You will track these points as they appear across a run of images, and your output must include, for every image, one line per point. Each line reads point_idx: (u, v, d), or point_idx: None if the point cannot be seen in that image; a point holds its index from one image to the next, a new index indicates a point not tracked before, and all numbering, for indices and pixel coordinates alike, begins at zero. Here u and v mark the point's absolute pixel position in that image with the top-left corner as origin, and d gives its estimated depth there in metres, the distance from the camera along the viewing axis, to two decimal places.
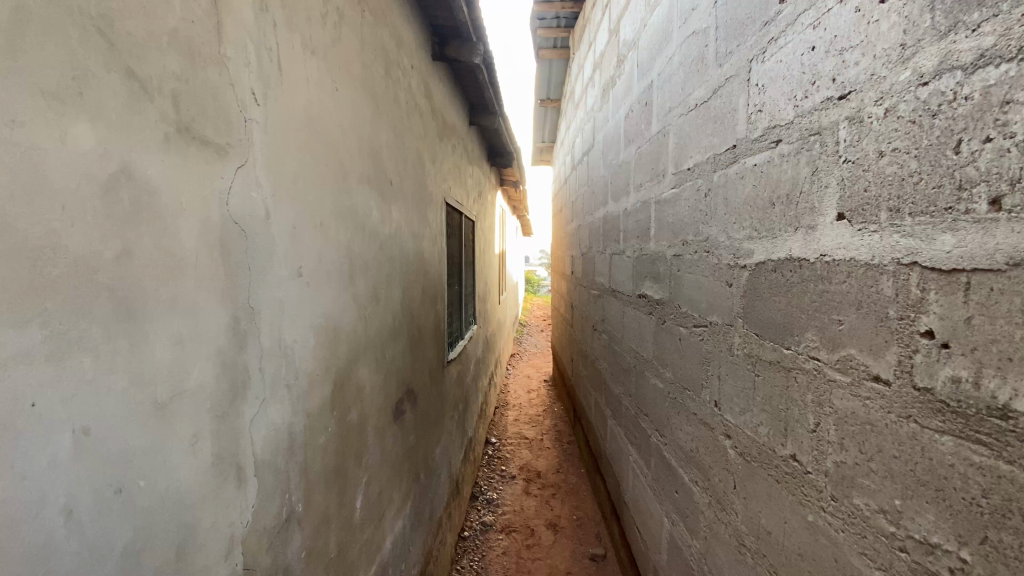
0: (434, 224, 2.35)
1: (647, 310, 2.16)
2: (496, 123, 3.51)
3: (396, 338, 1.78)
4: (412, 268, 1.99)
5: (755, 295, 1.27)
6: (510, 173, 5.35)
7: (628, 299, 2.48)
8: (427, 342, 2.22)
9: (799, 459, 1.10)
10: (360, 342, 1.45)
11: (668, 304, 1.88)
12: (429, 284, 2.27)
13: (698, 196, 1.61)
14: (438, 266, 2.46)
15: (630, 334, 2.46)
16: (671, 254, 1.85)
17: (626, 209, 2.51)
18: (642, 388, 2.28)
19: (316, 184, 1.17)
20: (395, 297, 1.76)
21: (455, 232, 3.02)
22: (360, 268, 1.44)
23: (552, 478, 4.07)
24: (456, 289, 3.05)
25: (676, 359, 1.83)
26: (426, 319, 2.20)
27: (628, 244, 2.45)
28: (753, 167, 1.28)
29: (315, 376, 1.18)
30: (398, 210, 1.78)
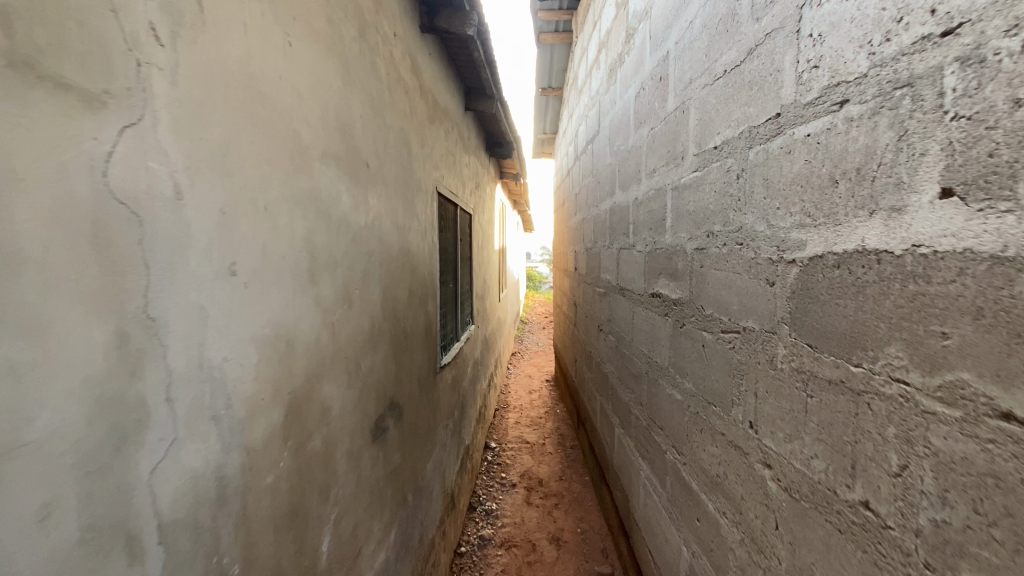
0: (424, 216, 2.10)
1: (662, 311, 1.90)
2: (494, 107, 3.25)
3: (377, 345, 1.53)
4: (397, 265, 1.74)
5: (808, 296, 1.02)
6: (509, 165, 5.09)
7: (639, 299, 2.23)
8: (416, 348, 1.98)
9: (874, 509, 0.87)
10: (327, 353, 1.20)
11: (689, 305, 1.63)
12: (419, 282, 2.02)
13: (728, 179, 1.35)
14: (430, 263, 2.21)
15: (641, 337, 2.20)
16: (692, 247, 1.59)
17: (636, 199, 2.25)
18: (655, 398, 2.03)
19: (258, 159, 0.93)
20: (375, 299, 1.52)
21: (450, 225, 2.76)
22: (326, 264, 1.19)
23: (554, 486, 3.84)
24: (451, 287, 2.80)
25: (698, 369, 1.58)
26: (414, 322, 1.95)
27: (639, 238, 2.19)
28: (806, 137, 1.03)
29: (260, 400, 0.93)
30: (379, 197, 1.53)
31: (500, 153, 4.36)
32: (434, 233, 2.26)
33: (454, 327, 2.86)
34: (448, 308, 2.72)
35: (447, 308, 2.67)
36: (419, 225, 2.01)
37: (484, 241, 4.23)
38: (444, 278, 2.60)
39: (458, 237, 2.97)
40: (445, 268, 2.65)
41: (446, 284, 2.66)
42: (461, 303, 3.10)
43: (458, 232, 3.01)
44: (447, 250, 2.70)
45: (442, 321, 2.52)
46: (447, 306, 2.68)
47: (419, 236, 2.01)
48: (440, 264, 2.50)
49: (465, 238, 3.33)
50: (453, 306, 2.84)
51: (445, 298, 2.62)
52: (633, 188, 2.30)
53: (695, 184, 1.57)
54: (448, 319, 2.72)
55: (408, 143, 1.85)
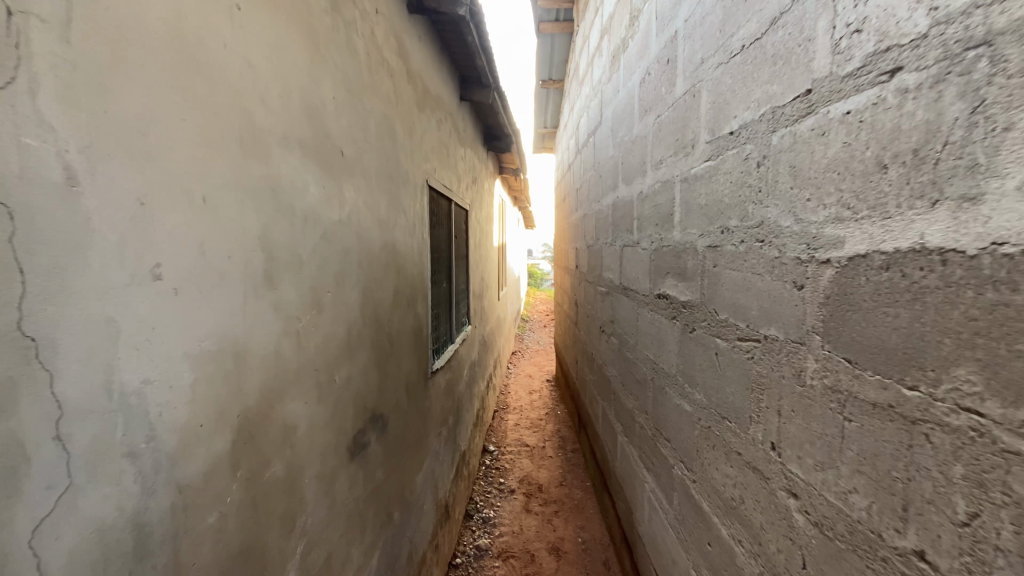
0: (414, 211, 1.95)
1: (669, 314, 1.75)
2: (491, 98, 3.10)
3: (356, 353, 1.38)
4: (382, 264, 1.59)
5: (846, 303, 0.87)
6: (508, 159, 4.93)
7: (644, 300, 2.07)
8: (405, 354, 1.83)
9: (932, 561, 0.72)
10: (292, 366, 1.06)
11: (700, 309, 1.48)
12: (408, 282, 1.87)
13: (747, 168, 1.19)
14: (421, 261, 2.06)
15: (646, 341, 2.05)
16: (704, 245, 1.44)
17: (641, 193, 2.08)
18: (661, 407, 1.88)
19: (196, 141, 0.78)
20: (353, 302, 1.37)
21: (443, 222, 2.61)
22: (290, 264, 1.04)
23: (554, 492, 3.69)
24: (445, 286, 2.65)
25: (710, 379, 1.42)
26: (403, 326, 1.80)
27: (645, 235, 2.03)
28: (846, 115, 0.87)
29: (199, 426, 0.79)
30: (358, 190, 1.38)
31: (498, 147, 4.20)
32: (424, 229, 2.11)
33: (448, 329, 2.71)
34: (442, 309, 2.56)
35: (440, 309, 2.52)
36: (408, 220, 1.86)
37: (482, 238, 4.07)
38: (437, 278, 2.44)
39: (452, 234, 2.82)
40: (438, 266, 2.49)
41: (439, 283, 2.51)
42: (456, 303, 2.95)
43: (453, 229, 2.86)
44: (441, 247, 2.54)
45: (434, 323, 2.37)
46: (440, 307, 2.52)
47: (408, 232, 1.86)
48: (432, 263, 2.35)
49: (461, 234, 3.17)
50: (448, 307, 2.68)
51: (438, 298, 2.47)
52: (638, 181, 2.14)
53: (708, 174, 1.41)
54: (442, 321, 2.57)
55: (394, 131, 1.70)
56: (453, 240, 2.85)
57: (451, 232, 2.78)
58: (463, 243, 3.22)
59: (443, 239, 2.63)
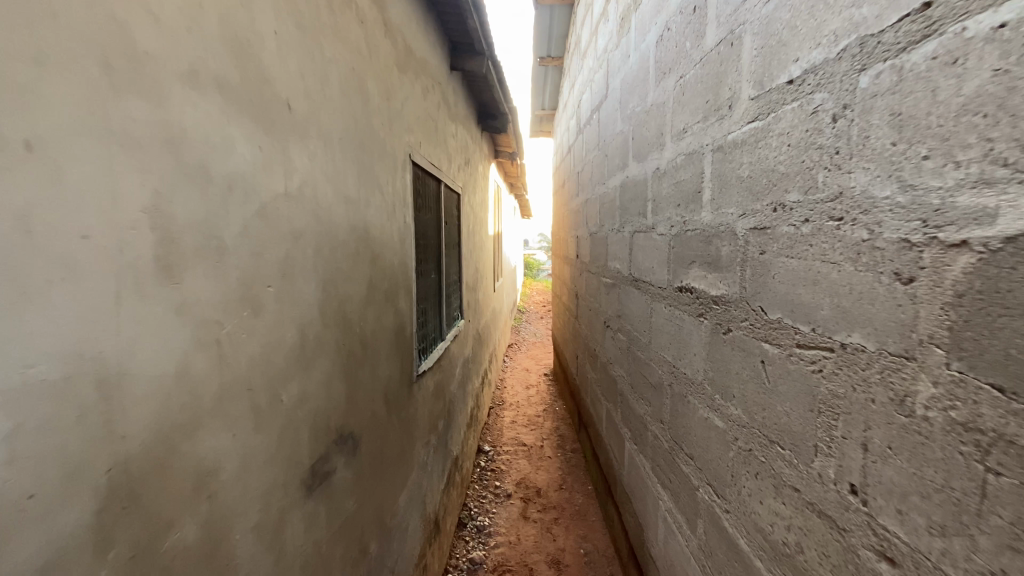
0: (396, 190, 1.66)
1: (694, 311, 1.47)
2: (485, 68, 2.78)
3: (315, 363, 1.10)
4: (354, 253, 1.30)
5: (996, 305, 0.60)
6: (505, 142, 4.61)
7: (662, 294, 1.79)
8: (384, 358, 1.55)
9: None
10: (210, 390, 0.77)
11: (741, 306, 1.20)
12: (389, 272, 1.57)
13: (816, 124, 0.91)
14: (406, 249, 1.77)
15: (664, 341, 1.76)
16: (747, 227, 1.15)
17: (659, 170, 1.79)
18: (682, 418, 1.60)
19: (10, 54, 0.50)
20: (310, 298, 1.08)
21: (432, 205, 2.30)
22: (203, 250, 0.76)
23: (554, 497, 3.41)
24: (434, 277, 2.35)
25: (755, 393, 1.14)
26: (380, 325, 1.51)
27: (663, 217, 1.74)
28: (1001, 30, 0.59)
29: (24, 500, 0.51)
30: (315, 157, 1.09)
31: (493, 127, 3.88)
32: (408, 211, 1.82)
33: (439, 325, 2.42)
34: (431, 302, 2.27)
35: (429, 302, 2.22)
36: (388, 200, 1.57)
37: (476, 225, 3.77)
38: (424, 267, 2.15)
39: (443, 219, 2.52)
40: (426, 255, 2.19)
41: (427, 273, 2.21)
42: (448, 296, 2.65)
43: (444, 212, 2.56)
44: (429, 233, 2.24)
45: (422, 319, 2.08)
46: (429, 300, 2.23)
47: (389, 215, 1.57)
48: (418, 250, 2.05)
49: (453, 220, 2.88)
50: (438, 299, 2.39)
51: (425, 290, 2.17)
52: (654, 156, 1.85)
53: (754, 139, 1.12)
54: (432, 316, 2.27)
55: (366, 91, 1.40)
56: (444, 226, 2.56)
57: (441, 217, 2.48)
58: (455, 229, 2.91)
59: (432, 224, 2.33)
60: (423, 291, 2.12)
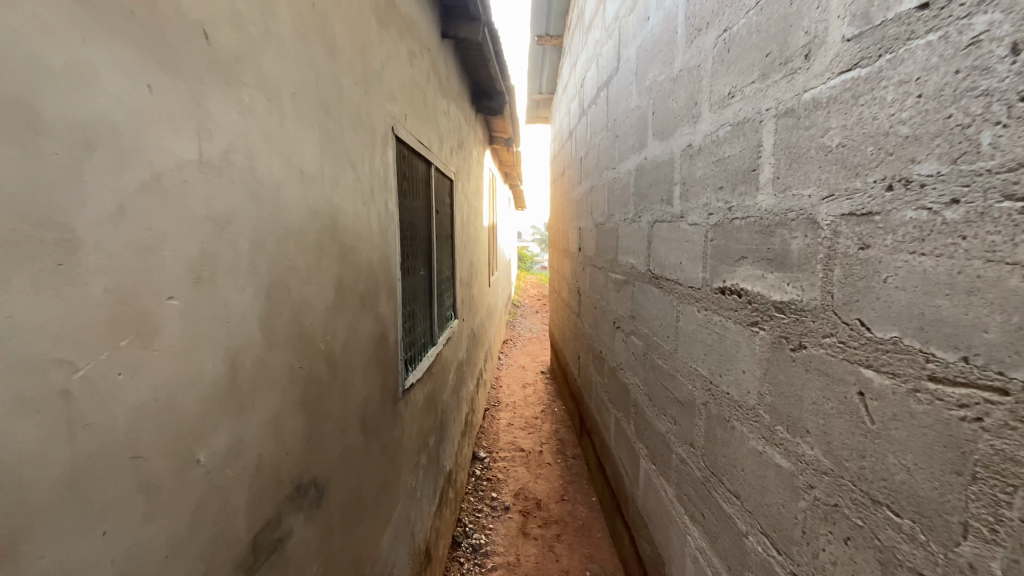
0: (376, 169, 1.34)
1: (744, 319, 1.18)
2: (480, 36, 2.45)
3: (255, 400, 0.79)
4: (316, 248, 0.99)
5: None
6: (500, 126, 4.27)
7: (692, 294, 1.48)
8: (360, 378, 1.24)
9: None
10: (50, 474, 0.47)
11: (824, 317, 0.90)
12: (366, 271, 1.26)
13: (981, 61, 0.63)
14: (390, 243, 1.46)
15: (695, 351, 1.46)
16: (837, 213, 0.86)
17: (691, 147, 1.48)
18: (723, 446, 1.30)
19: None
20: (246, 311, 0.77)
21: (420, 191, 1.98)
22: (29, 244, 0.45)
23: (556, 510, 3.08)
24: (423, 273, 2.03)
25: (842, 433, 0.86)
26: (355, 337, 1.21)
27: (695, 204, 1.44)
28: None
29: None
30: (253, 114, 0.78)
31: (487, 109, 3.55)
32: (393, 196, 1.51)
33: (431, 328, 2.10)
34: (420, 303, 1.95)
35: (418, 303, 1.91)
36: (365, 181, 1.26)
37: (470, 216, 3.45)
38: (412, 262, 1.83)
39: (433, 207, 2.20)
40: (413, 248, 1.88)
41: (415, 268, 1.89)
42: (439, 295, 2.34)
43: (435, 200, 2.23)
44: (417, 222, 1.92)
45: (409, 323, 1.76)
46: (418, 300, 1.91)
47: (366, 200, 1.26)
48: (404, 242, 1.73)
49: (445, 208, 2.55)
50: (429, 299, 2.08)
51: (414, 288, 1.85)
52: (684, 131, 1.54)
53: (853, 93, 0.83)
54: (422, 319, 1.96)
55: (333, 38, 1.09)
56: (435, 215, 2.23)
57: (432, 205, 2.16)
58: (447, 219, 2.59)
59: (421, 213, 2.00)
60: (410, 291, 1.80)
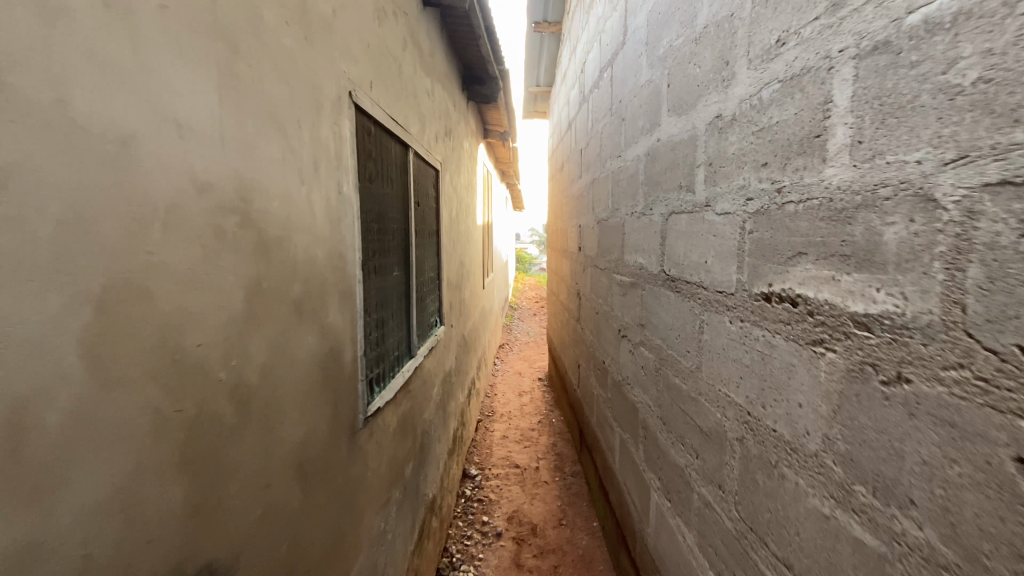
0: (327, 142, 1.05)
1: (802, 336, 0.89)
2: (467, 5, 2.15)
3: (72, 473, 0.50)
4: (216, 237, 0.70)
5: None
6: (495, 117, 3.97)
7: (721, 301, 1.17)
8: (296, 409, 0.95)
9: None
10: None
11: (945, 341, 0.62)
12: (307, 271, 0.97)
13: None
14: (348, 237, 1.17)
15: (728, 371, 1.15)
16: (975, 183, 0.57)
17: (720, 118, 1.18)
18: (768, 498, 1.00)
19: None
20: (50, 335, 0.48)
21: (396, 177, 1.68)
22: None
23: (553, 537, 2.73)
24: (399, 273, 1.73)
25: (978, 511, 0.59)
26: (289, 358, 0.92)
27: (727, 189, 1.14)
28: None
29: None
30: (73, 23, 0.50)
31: (480, 96, 3.24)
32: (354, 179, 1.21)
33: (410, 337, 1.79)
34: (395, 309, 1.65)
35: (392, 309, 1.61)
36: (307, 154, 0.97)
37: (462, 212, 3.14)
38: (382, 259, 1.53)
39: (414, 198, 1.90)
40: (386, 243, 1.57)
41: (388, 268, 1.59)
42: (421, 299, 2.04)
43: (415, 189, 1.93)
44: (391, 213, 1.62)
45: (377, 334, 1.46)
46: (391, 305, 1.61)
47: (309, 179, 0.97)
48: (373, 236, 1.43)
49: (429, 201, 2.24)
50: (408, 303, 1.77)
51: (385, 291, 1.55)
52: (711, 100, 1.24)
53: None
54: (397, 328, 1.66)
55: None
56: (415, 207, 1.93)
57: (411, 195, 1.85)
58: (432, 213, 2.29)
59: (398, 203, 1.70)
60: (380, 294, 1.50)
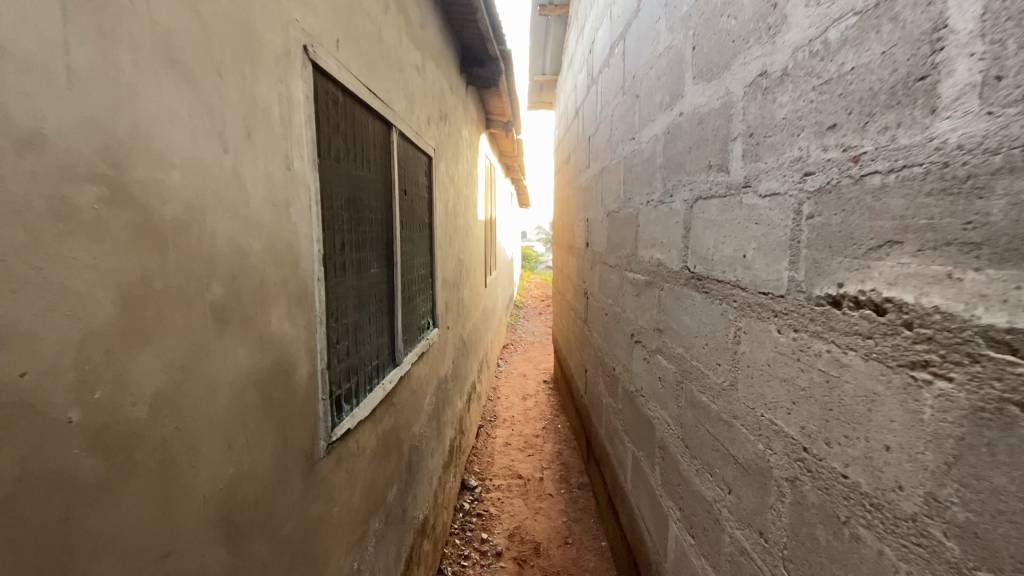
0: (269, 104, 0.83)
1: (893, 356, 0.65)
2: None
3: None
4: (61, 215, 0.49)
5: None
6: (497, 105, 3.74)
7: (765, 305, 0.94)
8: (222, 446, 0.73)
9: None
10: None
11: None
12: (236, 267, 0.75)
13: None
14: (303, 225, 0.94)
15: (774, 394, 0.92)
16: None
17: (764, 76, 0.94)
18: (834, 563, 0.77)
19: None
20: None
21: (377, 160, 1.45)
22: None
23: (558, 557, 2.48)
24: (383, 269, 1.50)
25: None
26: (208, 381, 0.70)
27: (775, 164, 0.90)
28: None
29: None
30: None
31: (481, 80, 3.00)
32: (312, 155, 0.99)
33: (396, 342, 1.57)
34: (376, 310, 1.42)
35: (371, 311, 1.38)
36: (236, 116, 0.75)
37: (461, 205, 2.90)
38: (358, 253, 1.30)
39: (401, 185, 1.67)
40: (363, 236, 1.35)
41: (366, 263, 1.36)
42: (410, 300, 1.81)
43: (403, 175, 1.70)
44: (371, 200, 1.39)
45: (351, 342, 1.24)
46: (371, 306, 1.38)
47: (239, 149, 0.75)
48: (344, 226, 1.21)
49: (421, 190, 2.02)
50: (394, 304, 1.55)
51: (362, 290, 1.32)
52: (751, 56, 1.00)
53: None
54: (379, 334, 1.43)
55: None
56: (403, 195, 1.71)
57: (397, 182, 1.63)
58: (424, 203, 2.06)
59: (381, 189, 1.47)
60: (355, 294, 1.27)
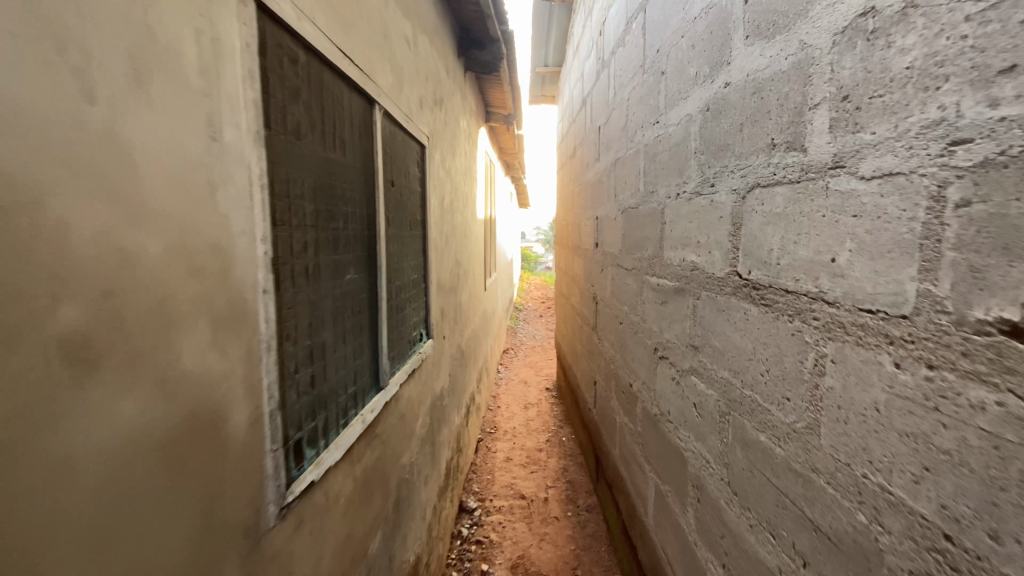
0: (179, 44, 0.58)
1: None
2: None
3: None
4: None
5: None
6: (497, 95, 3.48)
7: (873, 328, 0.68)
8: (86, 556, 0.47)
9: None
10: None
11: None
12: (114, 279, 0.50)
13: None
14: (238, 220, 0.69)
15: (889, 452, 0.66)
16: None
17: (868, 13, 0.68)
18: None
19: None
20: None
21: (357, 143, 1.20)
22: None
23: None
24: (365, 273, 1.25)
25: None
26: (52, 462, 0.44)
27: (888, 133, 0.65)
28: None
29: None
30: None
31: (481, 66, 2.75)
32: (257, 125, 0.74)
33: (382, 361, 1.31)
34: (356, 324, 1.16)
35: (348, 326, 1.12)
36: (114, 53, 0.50)
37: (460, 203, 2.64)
38: (331, 256, 1.04)
39: (388, 174, 1.42)
40: (338, 234, 1.09)
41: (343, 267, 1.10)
42: (400, 310, 1.55)
43: (392, 164, 1.45)
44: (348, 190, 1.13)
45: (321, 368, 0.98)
46: (348, 320, 1.12)
47: (120, 99, 0.50)
48: (313, 221, 0.95)
49: (413, 183, 1.76)
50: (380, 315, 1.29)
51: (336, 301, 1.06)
52: None
53: None
54: (359, 353, 1.17)
55: None
56: (391, 186, 1.45)
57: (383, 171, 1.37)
58: (417, 197, 1.79)
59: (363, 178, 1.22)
60: (326, 306, 1.01)
